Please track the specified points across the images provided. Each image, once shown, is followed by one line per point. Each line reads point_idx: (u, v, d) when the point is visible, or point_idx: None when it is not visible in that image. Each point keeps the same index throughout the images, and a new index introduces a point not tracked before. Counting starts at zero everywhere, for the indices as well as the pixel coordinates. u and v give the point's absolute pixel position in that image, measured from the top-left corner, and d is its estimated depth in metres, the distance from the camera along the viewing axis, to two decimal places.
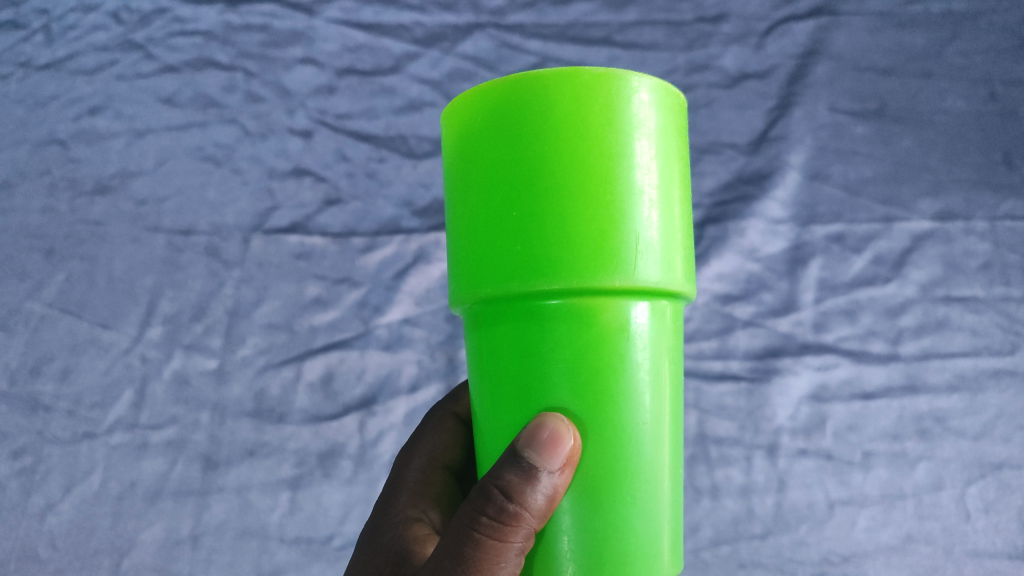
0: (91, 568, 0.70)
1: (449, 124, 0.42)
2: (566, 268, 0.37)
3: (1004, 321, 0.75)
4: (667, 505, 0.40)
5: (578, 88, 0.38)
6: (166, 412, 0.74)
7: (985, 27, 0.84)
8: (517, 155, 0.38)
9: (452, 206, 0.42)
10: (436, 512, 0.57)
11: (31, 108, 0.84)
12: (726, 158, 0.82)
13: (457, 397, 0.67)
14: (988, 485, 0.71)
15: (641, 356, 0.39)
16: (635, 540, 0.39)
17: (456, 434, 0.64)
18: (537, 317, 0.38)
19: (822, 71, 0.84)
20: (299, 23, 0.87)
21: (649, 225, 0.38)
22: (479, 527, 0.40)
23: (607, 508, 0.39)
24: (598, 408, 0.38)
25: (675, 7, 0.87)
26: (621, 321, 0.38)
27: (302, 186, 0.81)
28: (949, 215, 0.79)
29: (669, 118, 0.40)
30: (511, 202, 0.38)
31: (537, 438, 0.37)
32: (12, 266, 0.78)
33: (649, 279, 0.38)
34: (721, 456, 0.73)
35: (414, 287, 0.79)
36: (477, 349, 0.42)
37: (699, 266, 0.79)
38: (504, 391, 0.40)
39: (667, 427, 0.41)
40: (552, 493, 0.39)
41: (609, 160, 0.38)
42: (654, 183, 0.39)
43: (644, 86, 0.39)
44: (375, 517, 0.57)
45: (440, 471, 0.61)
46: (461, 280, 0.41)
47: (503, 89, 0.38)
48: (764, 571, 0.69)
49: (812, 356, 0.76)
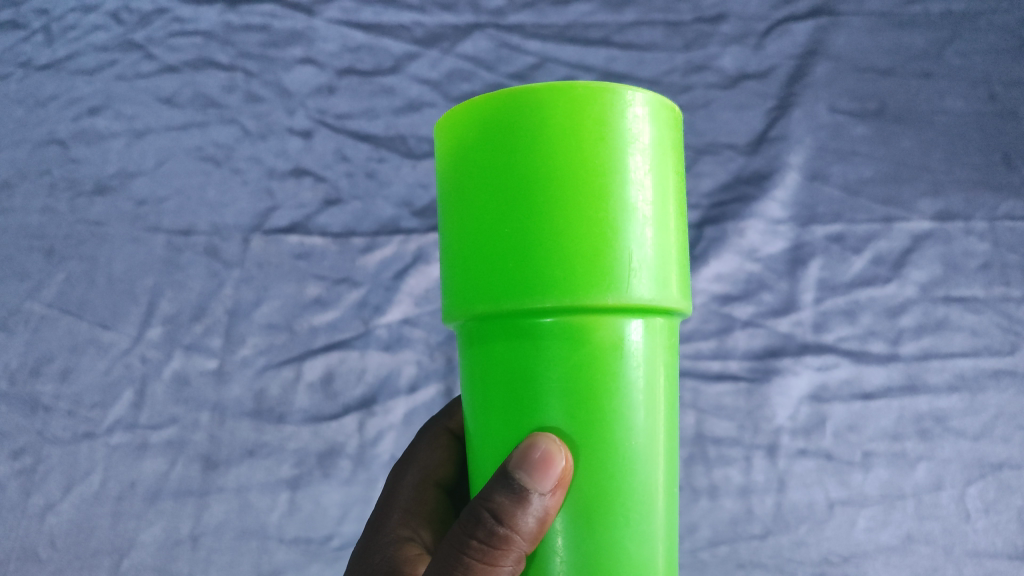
0: (91, 568, 0.70)
1: (443, 138, 0.42)
2: (558, 285, 0.37)
3: (1003, 322, 0.75)
4: (663, 526, 0.40)
5: (572, 103, 0.38)
6: (166, 412, 0.74)
7: (984, 27, 0.84)
8: (509, 171, 0.38)
9: (445, 220, 0.42)
10: (427, 530, 0.57)
11: (31, 108, 0.84)
12: (726, 158, 0.82)
13: (451, 411, 0.65)
14: (988, 485, 0.71)
15: (636, 373, 0.39)
16: (629, 563, 0.39)
17: (449, 451, 0.63)
18: (530, 333, 0.38)
19: (822, 71, 0.84)
20: (299, 24, 0.87)
21: (643, 241, 0.38)
22: (468, 551, 0.41)
23: (600, 530, 0.39)
24: (591, 427, 0.38)
25: (674, 7, 0.87)
26: (615, 337, 0.38)
27: (302, 186, 0.81)
28: (949, 215, 0.79)
29: (664, 131, 0.40)
30: (504, 218, 0.38)
31: (528, 459, 0.37)
32: (12, 266, 0.78)
33: (642, 296, 0.38)
34: (720, 455, 0.73)
35: (414, 287, 0.79)
36: (470, 365, 0.42)
37: (698, 266, 0.79)
38: (497, 408, 0.40)
39: (663, 446, 0.40)
40: (543, 515, 0.39)
41: (603, 176, 0.38)
42: (648, 198, 0.39)
43: (638, 99, 0.39)
44: (368, 534, 0.58)
45: (432, 488, 0.61)
46: (454, 296, 0.41)
47: (496, 104, 0.38)
48: (764, 571, 0.69)
49: (812, 356, 0.76)
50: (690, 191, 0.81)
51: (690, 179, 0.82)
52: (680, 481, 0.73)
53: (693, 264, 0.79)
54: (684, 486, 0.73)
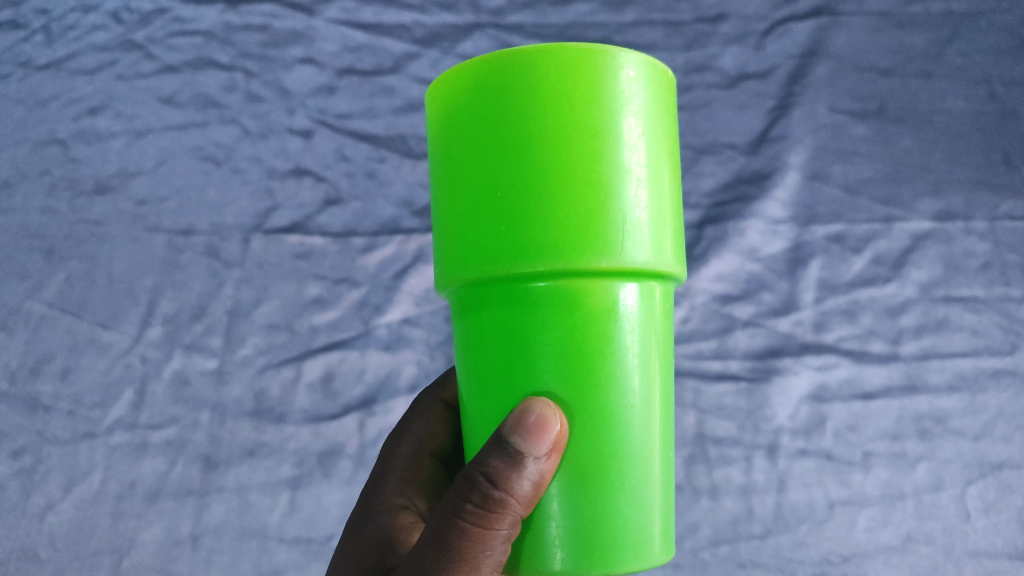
0: (91, 568, 0.70)
1: (433, 103, 0.42)
2: (551, 248, 0.37)
3: (1004, 321, 0.76)
4: (658, 490, 0.41)
5: (563, 64, 0.37)
6: (166, 412, 0.74)
7: (984, 27, 0.84)
8: (501, 134, 0.38)
9: (437, 189, 0.42)
10: (422, 499, 0.57)
11: (30, 108, 0.84)
12: (726, 158, 0.82)
13: (445, 381, 0.65)
14: (989, 485, 0.71)
15: (630, 338, 0.39)
16: (626, 527, 0.39)
17: (443, 421, 0.63)
18: (523, 298, 0.38)
19: (822, 71, 0.84)
20: (299, 24, 0.87)
21: (637, 205, 0.38)
22: (464, 515, 0.40)
23: (597, 495, 0.39)
24: (586, 392, 0.39)
25: (675, 7, 0.87)
26: (609, 302, 0.39)
27: (302, 186, 0.81)
28: (949, 215, 0.79)
29: (657, 93, 0.40)
30: (496, 182, 0.38)
31: (523, 423, 0.37)
32: (12, 266, 0.78)
33: (637, 259, 0.38)
34: (721, 456, 0.73)
35: (414, 287, 0.79)
36: (463, 332, 0.42)
37: (698, 266, 0.79)
38: (491, 373, 0.40)
39: (657, 412, 0.41)
40: (538, 479, 0.39)
41: (596, 138, 0.38)
42: (642, 161, 0.39)
43: (631, 61, 0.39)
44: (362, 504, 0.57)
45: (427, 458, 0.61)
46: (447, 264, 0.41)
47: (486, 65, 0.38)
48: (764, 571, 0.70)
49: (812, 356, 0.76)
50: (690, 191, 0.81)
51: (690, 179, 0.82)
52: (680, 481, 0.73)
53: (694, 264, 0.79)
54: (684, 487, 0.73)
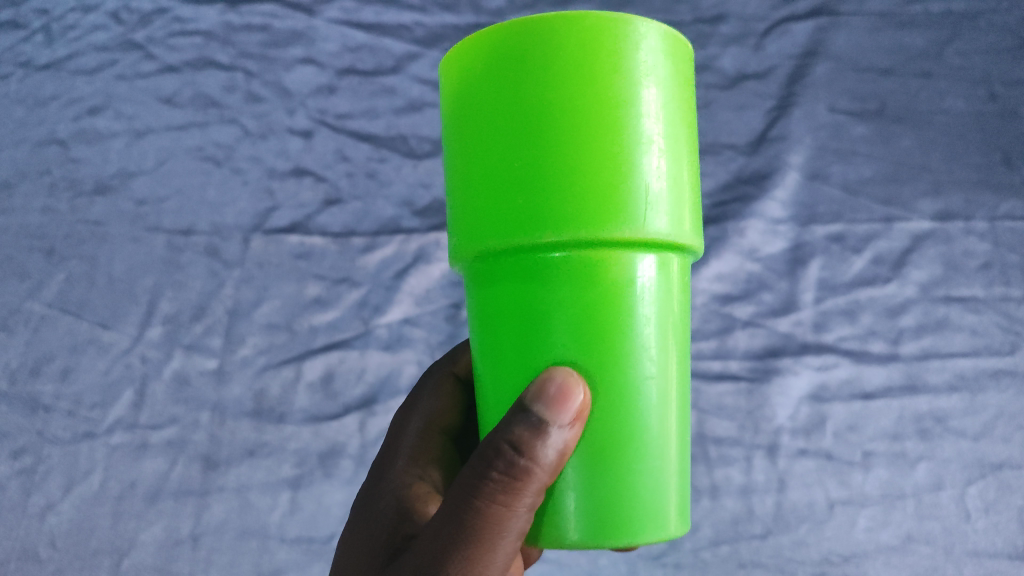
0: (92, 568, 0.70)
1: (449, 74, 0.42)
2: (571, 218, 0.37)
3: (1004, 321, 0.76)
4: (676, 469, 0.41)
5: (583, 29, 0.37)
6: (166, 412, 0.74)
7: (984, 27, 0.85)
8: (520, 103, 0.38)
9: (450, 162, 0.42)
10: (437, 473, 0.56)
11: (30, 108, 0.84)
12: (727, 159, 0.82)
13: (455, 358, 0.66)
14: (988, 484, 0.71)
15: (649, 311, 0.39)
16: (645, 505, 0.40)
17: (456, 398, 0.63)
18: (541, 270, 0.39)
19: (822, 71, 0.84)
20: (299, 24, 0.87)
21: (658, 173, 0.38)
22: (482, 491, 0.40)
23: (614, 472, 0.39)
24: (605, 363, 0.39)
25: (674, 8, 0.87)
26: (629, 272, 0.39)
27: (302, 186, 0.81)
28: (948, 216, 0.79)
29: (676, 61, 0.40)
30: (512, 153, 0.38)
31: (544, 393, 0.37)
32: (11, 266, 0.78)
33: (656, 228, 0.38)
34: (721, 455, 0.73)
35: (414, 287, 0.79)
36: (478, 303, 0.42)
37: (698, 266, 0.79)
38: (507, 344, 0.40)
39: (675, 392, 0.41)
40: (562, 450, 0.39)
41: (616, 105, 0.38)
42: (661, 131, 0.39)
43: (655, 29, 0.39)
44: (371, 481, 0.56)
45: (437, 434, 0.60)
46: (460, 237, 0.41)
47: (505, 33, 0.38)
48: (764, 570, 0.69)
49: (811, 356, 0.76)
50: None
51: None
52: None
53: (693, 264, 0.79)
54: None
